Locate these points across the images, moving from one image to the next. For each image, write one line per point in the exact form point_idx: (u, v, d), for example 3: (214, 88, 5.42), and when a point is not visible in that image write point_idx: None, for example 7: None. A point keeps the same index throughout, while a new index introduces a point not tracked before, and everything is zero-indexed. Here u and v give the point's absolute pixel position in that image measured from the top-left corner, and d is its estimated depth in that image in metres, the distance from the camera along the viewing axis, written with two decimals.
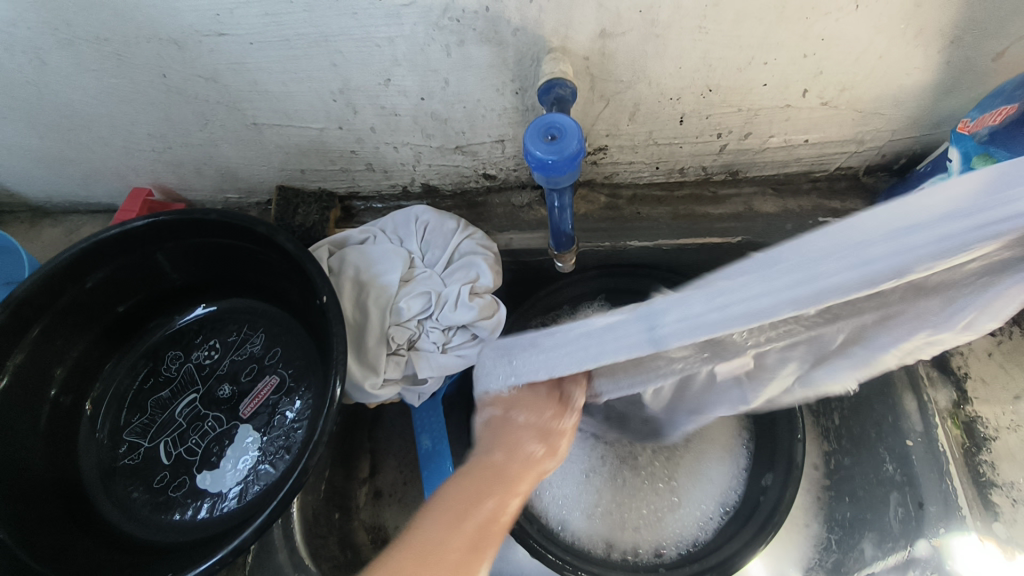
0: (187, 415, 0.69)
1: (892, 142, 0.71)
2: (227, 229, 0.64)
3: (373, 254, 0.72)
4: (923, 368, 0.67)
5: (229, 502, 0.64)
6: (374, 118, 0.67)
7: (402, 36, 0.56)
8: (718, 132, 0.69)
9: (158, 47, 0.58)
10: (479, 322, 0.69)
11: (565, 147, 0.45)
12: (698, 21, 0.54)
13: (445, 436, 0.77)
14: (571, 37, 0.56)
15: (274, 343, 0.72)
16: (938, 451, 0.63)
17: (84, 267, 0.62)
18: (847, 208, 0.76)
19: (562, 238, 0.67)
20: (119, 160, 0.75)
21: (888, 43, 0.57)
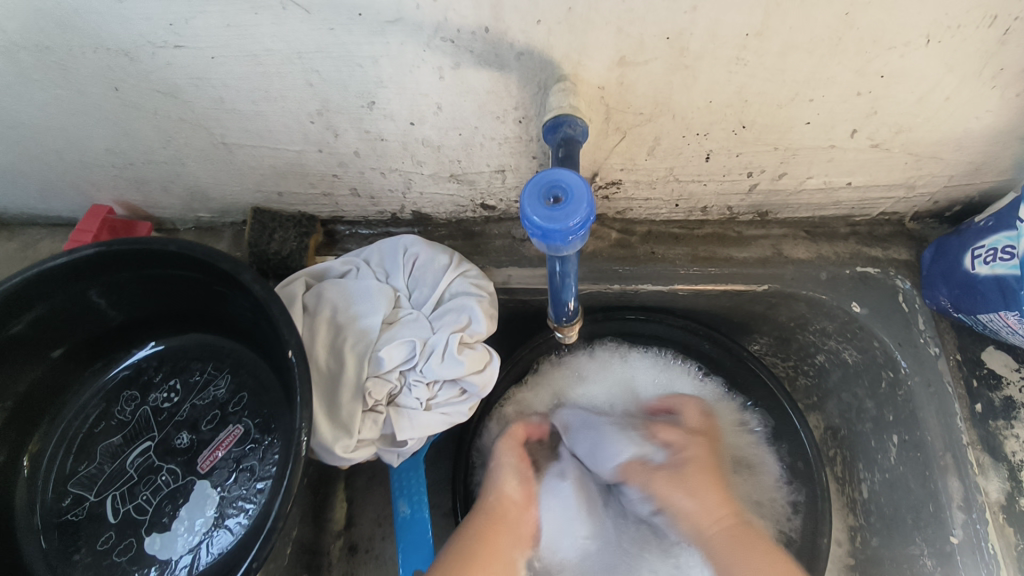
0: (139, 466, 0.62)
1: (947, 188, 0.62)
2: (184, 261, 0.57)
3: (354, 292, 0.64)
4: (973, 453, 0.60)
5: (178, 572, 0.58)
6: (357, 142, 0.59)
7: (386, 56, 0.48)
8: (748, 171, 0.60)
9: (107, 58, 0.50)
10: (469, 376, 0.61)
11: (569, 216, 0.38)
12: (736, 51, 0.45)
13: (425, 501, 0.69)
14: (584, 65, 0.47)
15: (241, 387, 0.64)
16: (986, 558, 0.58)
17: (6, 315, 0.55)
18: (890, 257, 0.67)
19: (562, 309, 0.58)
20: (76, 174, 0.67)
21: (959, 83, 0.48)
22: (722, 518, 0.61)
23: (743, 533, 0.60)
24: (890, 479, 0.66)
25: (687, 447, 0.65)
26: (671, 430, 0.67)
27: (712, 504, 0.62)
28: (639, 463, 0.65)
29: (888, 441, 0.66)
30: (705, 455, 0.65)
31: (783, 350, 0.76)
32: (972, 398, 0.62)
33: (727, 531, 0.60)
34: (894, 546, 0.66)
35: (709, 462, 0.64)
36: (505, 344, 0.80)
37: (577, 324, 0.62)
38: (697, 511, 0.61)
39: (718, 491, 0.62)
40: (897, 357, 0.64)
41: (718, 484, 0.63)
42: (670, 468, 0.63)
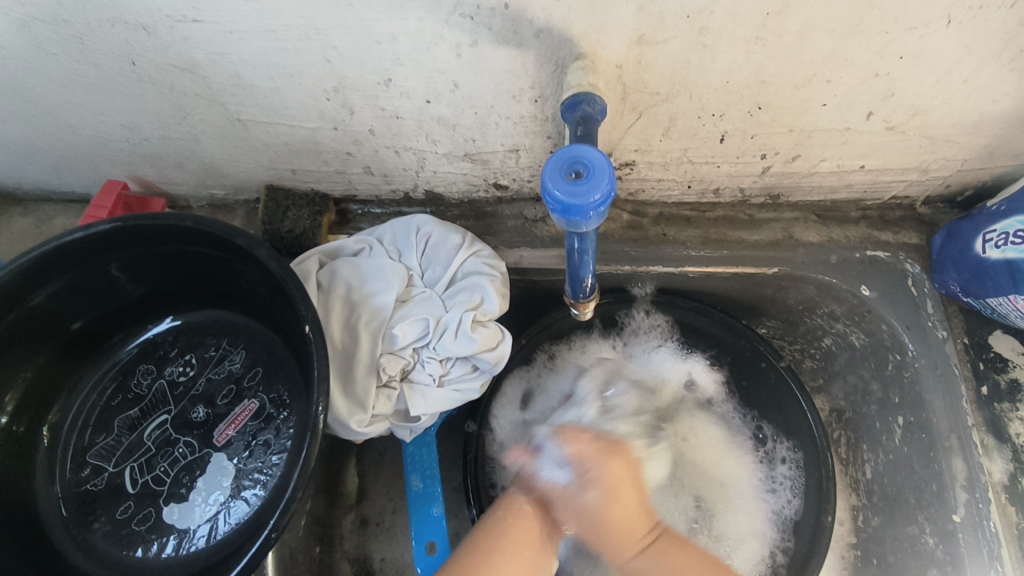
0: (157, 438, 0.63)
1: (960, 173, 0.62)
2: (203, 238, 0.58)
3: (367, 270, 0.65)
4: (977, 434, 0.61)
5: (197, 541, 0.59)
6: (372, 119, 0.59)
7: (405, 32, 0.48)
8: (762, 153, 0.61)
9: (125, 32, 0.50)
10: (481, 354, 0.62)
11: (591, 191, 0.38)
12: (755, 31, 0.45)
13: (436, 476, 0.71)
14: (603, 43, 0.48)
15: (255, 362, 0.65)
16: (986, 531, 0.59)
17: (27, 285, 0.55)
18: (900, 241, 0.67)
19: (579, 286, 0.58)
20: (90, 149, 0.67)
21: (977, 66, 0.48)
22: (640, 544, 0.60)
23: (663, 547, 0.60)
24: (894, 460, 0.67)
25: (607, 468, 0.61)
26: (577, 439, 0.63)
27: (635, 519, 0.60)
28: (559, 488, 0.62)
29: (893, 422, 0.67)
30: (621, 479, 0.61)
31: (790, 332, 0.77)
32: (977, 380, 0.63)
33: (651, 551, 0.60)
34: (896, 525, 0.67)
35: (626, 488, 0.61)
36: (515, 324, 0.80)
37: (594, 300, 0.63)
38: (608, 533, 0.60)
39: (638, 508, 0.61)
40: (905, 340, 0.64)
41: (641, 506, 0.62)
42: (591, 475, 0.61)
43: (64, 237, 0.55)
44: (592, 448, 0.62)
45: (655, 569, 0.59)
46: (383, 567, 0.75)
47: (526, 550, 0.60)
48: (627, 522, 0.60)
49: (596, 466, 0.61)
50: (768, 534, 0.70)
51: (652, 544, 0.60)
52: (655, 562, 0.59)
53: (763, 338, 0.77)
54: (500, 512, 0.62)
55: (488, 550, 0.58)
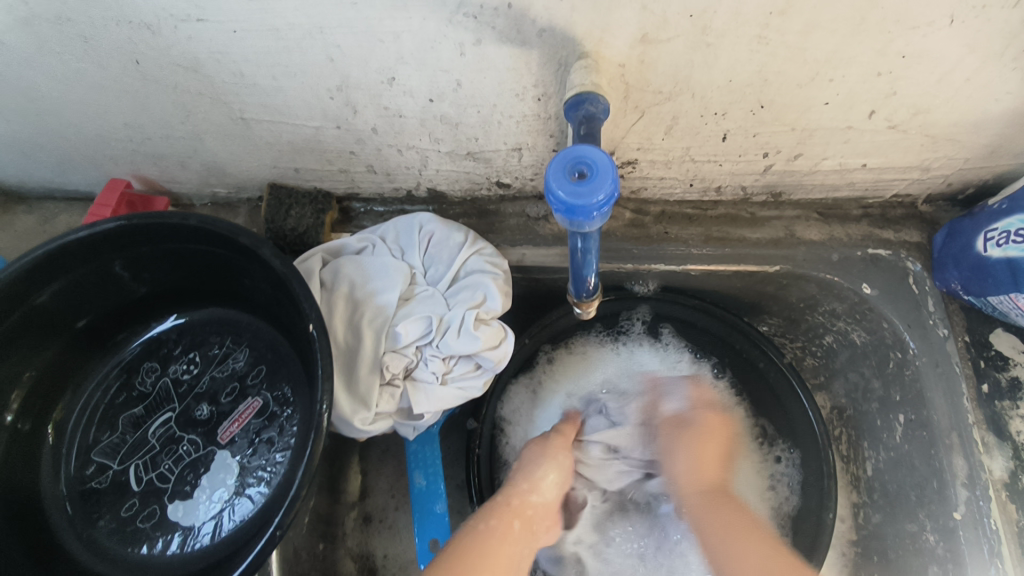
0: (161, 436, 0.63)
1: (962, 171, 0.63)
2: (206, 237, 0.58)
3: (370, 268, 0.65)
4: (978, 432, 0.61)
5: (201, 538, 0.60)
6: (375, 118, 0.59)
7: (409, 31, 0.48)
8: (764, 151, 0.61)
9: (129, 31, 0.50)
10: (484, 352, 0.62)
11: (595, 192, 0.39)
12: (758, 30, 0.46)
13: (441, 474, 0.71)
14: (606, 42, 0.48)
15: (259, 360, 0.65)
16: (988, 529, 0.59)
17: (31, 284, 0.55)
18: (902, 239, 0.68)
19: (582, 285, 0.58)
20: (94, 148, 0.67)
21: (979, 64, 0.48)
22: (709, 491, 0.60)
23: (723, 503, 0.60)
24: (895, 457, 0.68)
25: (702, 416, 0.64)
26: (672, 400, 0.66)
27: (707, 468, 0.61)
28: (674, 419, 0.65)
29: (894, 420, 0.67)
30: (718, 430, 0.63)
31: (792, 330, 0.77)
32: (979, 378, 0.63)
33: (707, 500, 0.60)
34: (897, 522, 0.67)
35: (713, 441, 0.62)
36: (517, 322, 0.81)
37: (597, 299, 0.63)
38: (686, 471, 0.61)
39: (717, 455, 0.62)
40: (906, 338, 0.65)
41: (721, 461, 0.62)
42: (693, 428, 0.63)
43: (70, 237, 0.55)
44: (703, 400, 0.66)
45: (711, 517, 0.59)
46: (386, 564, 0.76)
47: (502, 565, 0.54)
48: (706, 469, 0.61)
49: (700, 419, 0.64)
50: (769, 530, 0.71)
51: (717, 495, 0.60)
52: (710, 511, 0.59)
53: (765, 336, 0.78)
54: (490, 520, 0.56)
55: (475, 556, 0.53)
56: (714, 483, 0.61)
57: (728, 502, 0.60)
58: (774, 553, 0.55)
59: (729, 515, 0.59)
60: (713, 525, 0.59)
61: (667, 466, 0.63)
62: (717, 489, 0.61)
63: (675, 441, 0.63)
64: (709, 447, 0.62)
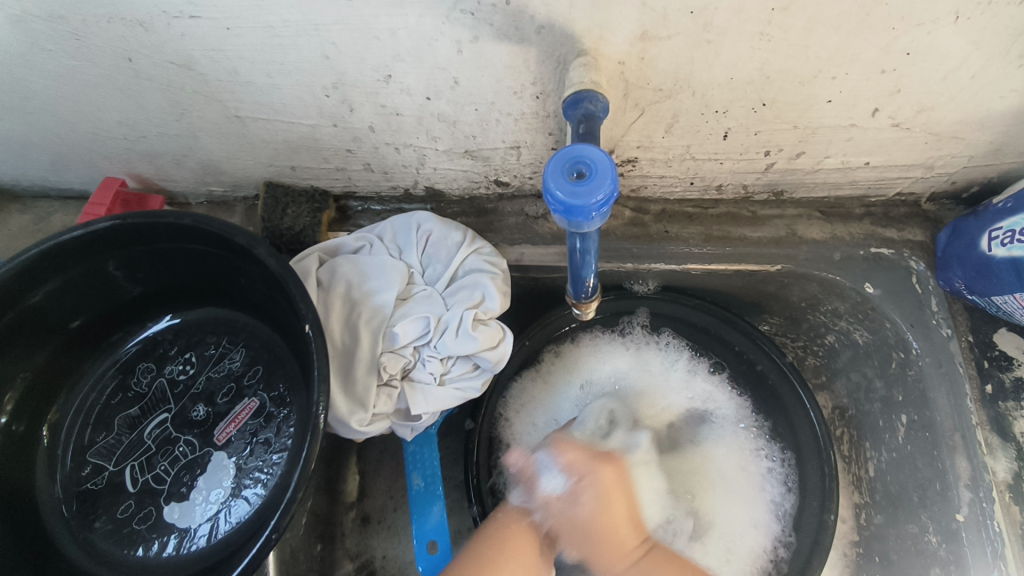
0: (157, 437, 0.62)
1: (966, 169, 0.62)
2: (202, 236, 0.57)
3: (367, 267, 0.64)
4: (981, 433, 0.61)
5: (197, 540, 0.59)
6: (372, 116, 0.59)
7: (405, 28, 0.47)
8: (766, 149, 0.60)
9: (122, 28, 0.49)
10: (482, 353, 0.62)
11: (593, 192, 0.38)
12: (760, 27, 0.45)
13: (439, 475, 0.71)
14: (606, 39, 0.47)
15: (255, 360, 0.65)
16: (990, 530, 0.59)
17: (24, 284, 0.55)
18: (904, 238, 0.67)
19: (581, 286, 0.58)
20: (88, 146, 0.66)
21: (985, 62, 0.48)
22: (636, 550, 0.60)
23: (655, 559, 0.60)
24: (898, 458, 0.67)
25: (598, 472, 0.61)
26: (568, 451, 0.62)
27: (624, 533, 0.60)
28: (600, 456, 0.63)
29: (896, 420, 0.67)
30: (614, 484, 0.62)
31: (793, 330, 0.76)
32: (982, 378, 0.62)
33: (641, 563, 0.60)
34: (899, 523, 0.67)
35: (616, 491, 0.61)
36: (516, 322, 0.80)
37: (596, 299, 0.63)
38: (597, 527, 0.59)
39: (625, 508, 0.61)
40: (909, 338, 0.64)
41: (632, 520, 0.61)
42: (575, 488, 0.60)
43: (63, 237, 0.54)
44: (582, 456, 0.62)
45: None
46: (385, 565, 0.75)
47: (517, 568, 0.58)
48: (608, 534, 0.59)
49: (595, 471, 0.61)
50: (769, 529, 0.70)
51: (643, 557, 0.60)
52: (643, 575, 0.59)
53: (766, 335, 0.77)
54: (500, 514, 0.62)
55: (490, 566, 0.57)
56: (633, 552, 0.60)
57: (651, 570, 0.59)
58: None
59: None
60: None
61: (574, 523, 0.60)
62: (638, 552, 0.60)
63: (582, 497, 0.60)
64: (597, 506, 0.60)
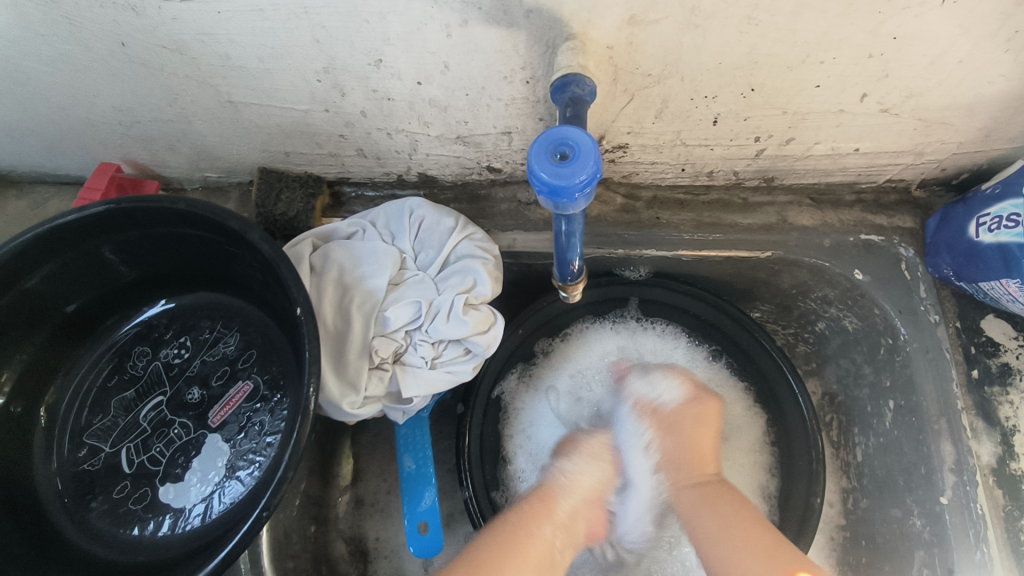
0: (152, 420, 0.63)
1: (955, 156, 0.62)
2: (195, 220, 0.58)
3: (360, 253, 0.65)
4: (967, 417, 0.61)
5: (192, 520, 0.60)
6: (363, 101, 0.59)
7: (394, 12, 0.47)
8: (756, 135, 0.60)
9: (113, 12, 0.50)
10: (473, 337, 0.62)
11: (576, 173, 0.38)
12: (748, 10, 0.45)
13: (430, 458, 0.71)
14: (593, 23, 0.47)
15: (250, 345, 0.65)
16: (973, 513, 0.59)
17: (20, 268, 0.55)
18: (894, 225, 0.67)
19: (567, 269, 0.58)
20: (83, 131, 0.67)
21: (972, 46, 0.48)
22: (702, 477, 0.63)
23: (719, 489, 0.62)
24: (884, 443, 0.68)
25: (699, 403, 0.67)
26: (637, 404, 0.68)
27: (705, 456, 0.64)
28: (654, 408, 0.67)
29: (884, 406, 0.67)
30: (715, 420, 0.67)
31: (784, 317, 0.77)
32: (969, 363, 0.63)
33: (705, 487, 0.62)
34: (885, 507, 0.68)
35: (706, 433, 0.65)
36: (509, 308, 0.81)
37: (582, 282, 0.63)
38: (674, 460, 0.64)
39: (711, 447, 0.65)
40: (897, 324, 0.65)
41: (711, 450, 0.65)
42: (674, 419, 0.66)
43: (57, 220, 0.55)
44: (697, 388, 0.68)
45: (697, 503, 0.61)
46: (377, 547, 0.76)
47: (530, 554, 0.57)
48: (688, 432, 0.65)
49: (703, 403, 0.67)
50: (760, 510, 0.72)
51: (708, 483, 0.62)
52: (699, 497, 0.61)
53: (757, 322, 0.77)
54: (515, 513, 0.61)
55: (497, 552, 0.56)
56: (708, 464, 0.64)
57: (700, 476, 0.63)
58: (756, 520, 0.58)
59: (743, 518, 0.58)
60: (723, 518, 0.58)
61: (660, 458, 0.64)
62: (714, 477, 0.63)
63: (670, 430, 0.65)
64: (688, 430, 0.65)
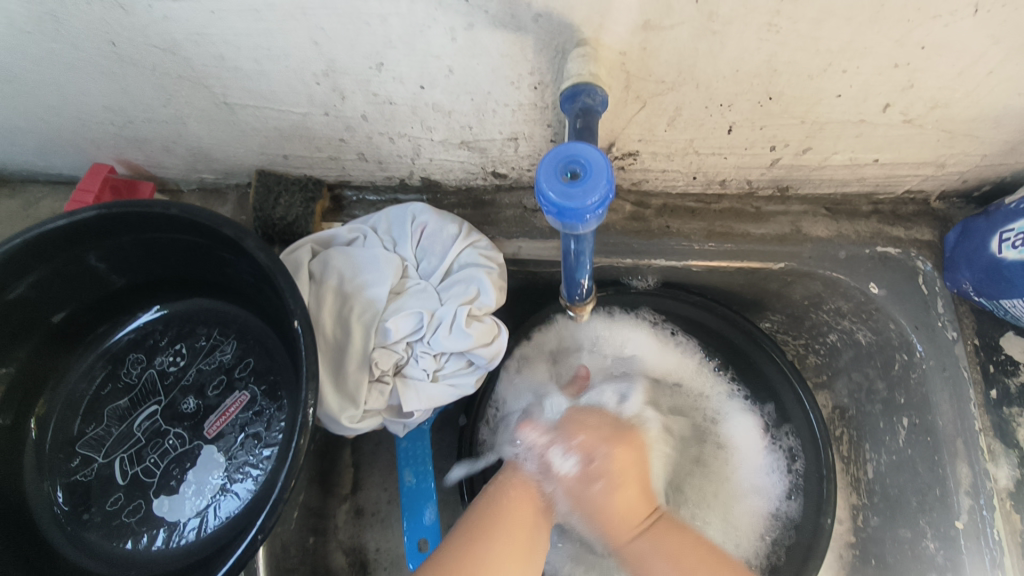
0: (146, 429, 0.62)
1: (978, 168, 0.60)
2: (189, 226, 0.56)
3: (360, 260, 0.63)
4: (985, 439, 0.60)
5: (187, 534, 0.59)
6: (365, 105, 0.57)
7: (396, 15, 0.45)
8: (771, 144, 0.58)
9: (103, 11, 0.48)
10: (477, 349, 0.61)
11: (588, 195, 0.36)
12: (769, 17, 0.43)
13: (431, 472, 0.70)
14: (605, 29, 0.45)
15: (247, 353, 0.64)
16: (990, 539, 0.58)
17: (7, 277, 0.54)
18: (912, 237, 0.65)
19: (577, 288, 0.57)
20: (75, 131, 0.65)
21: (1003, 57, 0.46)
22: (641, 524, 0.58)
23: (663, 529, 0.58)
24: (897, 461, 0.66)
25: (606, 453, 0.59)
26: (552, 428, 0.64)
27: (634, 506, 0.59)
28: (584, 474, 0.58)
29: (897, 424, 0.66)
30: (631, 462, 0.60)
31: (795, 328, 0.74)
32: (988, 383, 0.61)
33: (650, 534, 0.58)
34: (896, 527, 0.66)
35: (631, 475, 0.59)
36: (513, 317, 0.79)
37: (590, 303, 0.62)
38: (610, 517, 0.58)
39: (638, 488, 0.59)
40: (913, 340, 0.63)
41: (642, 488, 0.60)
42: (593, 469, 0.58)
43: (46, 226, 0.53)
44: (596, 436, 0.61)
45: (654, 551, 0.56)
46: (377, 558, 0.75)
47: (526, 533, 0.57)
48: (618, 508, 0.58)
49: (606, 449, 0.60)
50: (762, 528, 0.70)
51: (651, 527, 0.58)
52: (653, 544, 0.57)
53: (768, 333, 0.75)
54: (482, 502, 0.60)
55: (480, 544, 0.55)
56: (634, 513, 0.58)
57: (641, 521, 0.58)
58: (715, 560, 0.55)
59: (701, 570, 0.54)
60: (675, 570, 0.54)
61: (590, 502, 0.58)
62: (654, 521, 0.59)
63: (604, 488, 0.58)
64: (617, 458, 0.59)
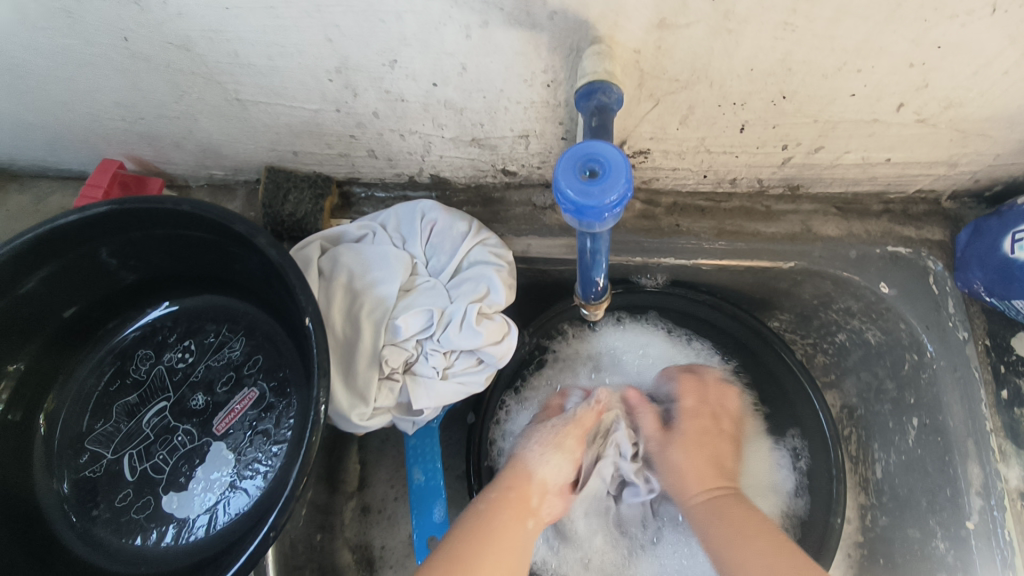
0: (155, 426, 0.62)
1: (990, 168, 0.60)
2: (200, 223, 0.55)
3: (370, 257, 0.63)
4: (995, 440, 0.60)
5: (196, 531, 0.59)
6: (376, 102, 0.57)
7: (412, 12, 0.45)
8: (784, 143, 0.58)
9: (117, 6, 0.47)
10: (487, 347, 0.61)
11: (607, 193, 0.36)
12: (785, 16, 0.42)
13: (440, 470, 0.70)
14: (620, 26, 0.45)
15: (256, 350, 0.64)
16: (1001, 540, 0.59)
17: (18, 272, 0.54)
18: (923, 236, 0.65)
19: (591, 286, 0.57)
20: (86, 126, 0.65)
21: (1020, 57, 0.45)
22: (708, 492, 0.58)
23: (729, 501, 0.57)
24: (906, 461, 0.66)
25: (689, 423, 0.63)
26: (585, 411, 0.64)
27: (701, 472, 0.59)
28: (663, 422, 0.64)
29: (907, 424, 0.66)
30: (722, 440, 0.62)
31: (803, 327, 0.74)
32: (998, 383, 0.61)
33: (714, 502, 0.57)
34: (905, 528, 0.66)
35: (704, 448, 0.60)
36: (520, 315, 0.79)
37: (606, 301, 0.61)
38: (681, 474, 0.59)
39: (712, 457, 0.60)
40: (923, 340, 0.63)
41: (711, 461, 0.60)
42: (683, 436, 0.61)
43: (57, 222, 0.53)
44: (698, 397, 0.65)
45: (710, 520, 0.56)
46: (383, 556, 0.75)
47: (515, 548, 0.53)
48: (692, 464, 0.60)
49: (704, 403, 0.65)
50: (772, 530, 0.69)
51: (720, 496, 0.57)
52: (711, 513, 0.56)
53: (776, 333, 0.74)
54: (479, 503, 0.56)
55: (476, 545, 0.51)
56: (705, 476, 0.59)
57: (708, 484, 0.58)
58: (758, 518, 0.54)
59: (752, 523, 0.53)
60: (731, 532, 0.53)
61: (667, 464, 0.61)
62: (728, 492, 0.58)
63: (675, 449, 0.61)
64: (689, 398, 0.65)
